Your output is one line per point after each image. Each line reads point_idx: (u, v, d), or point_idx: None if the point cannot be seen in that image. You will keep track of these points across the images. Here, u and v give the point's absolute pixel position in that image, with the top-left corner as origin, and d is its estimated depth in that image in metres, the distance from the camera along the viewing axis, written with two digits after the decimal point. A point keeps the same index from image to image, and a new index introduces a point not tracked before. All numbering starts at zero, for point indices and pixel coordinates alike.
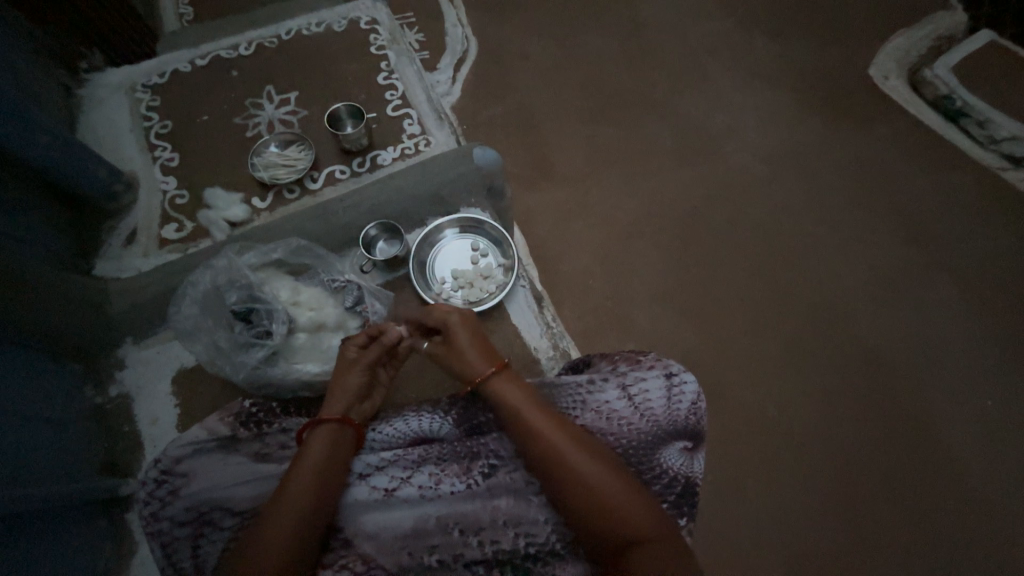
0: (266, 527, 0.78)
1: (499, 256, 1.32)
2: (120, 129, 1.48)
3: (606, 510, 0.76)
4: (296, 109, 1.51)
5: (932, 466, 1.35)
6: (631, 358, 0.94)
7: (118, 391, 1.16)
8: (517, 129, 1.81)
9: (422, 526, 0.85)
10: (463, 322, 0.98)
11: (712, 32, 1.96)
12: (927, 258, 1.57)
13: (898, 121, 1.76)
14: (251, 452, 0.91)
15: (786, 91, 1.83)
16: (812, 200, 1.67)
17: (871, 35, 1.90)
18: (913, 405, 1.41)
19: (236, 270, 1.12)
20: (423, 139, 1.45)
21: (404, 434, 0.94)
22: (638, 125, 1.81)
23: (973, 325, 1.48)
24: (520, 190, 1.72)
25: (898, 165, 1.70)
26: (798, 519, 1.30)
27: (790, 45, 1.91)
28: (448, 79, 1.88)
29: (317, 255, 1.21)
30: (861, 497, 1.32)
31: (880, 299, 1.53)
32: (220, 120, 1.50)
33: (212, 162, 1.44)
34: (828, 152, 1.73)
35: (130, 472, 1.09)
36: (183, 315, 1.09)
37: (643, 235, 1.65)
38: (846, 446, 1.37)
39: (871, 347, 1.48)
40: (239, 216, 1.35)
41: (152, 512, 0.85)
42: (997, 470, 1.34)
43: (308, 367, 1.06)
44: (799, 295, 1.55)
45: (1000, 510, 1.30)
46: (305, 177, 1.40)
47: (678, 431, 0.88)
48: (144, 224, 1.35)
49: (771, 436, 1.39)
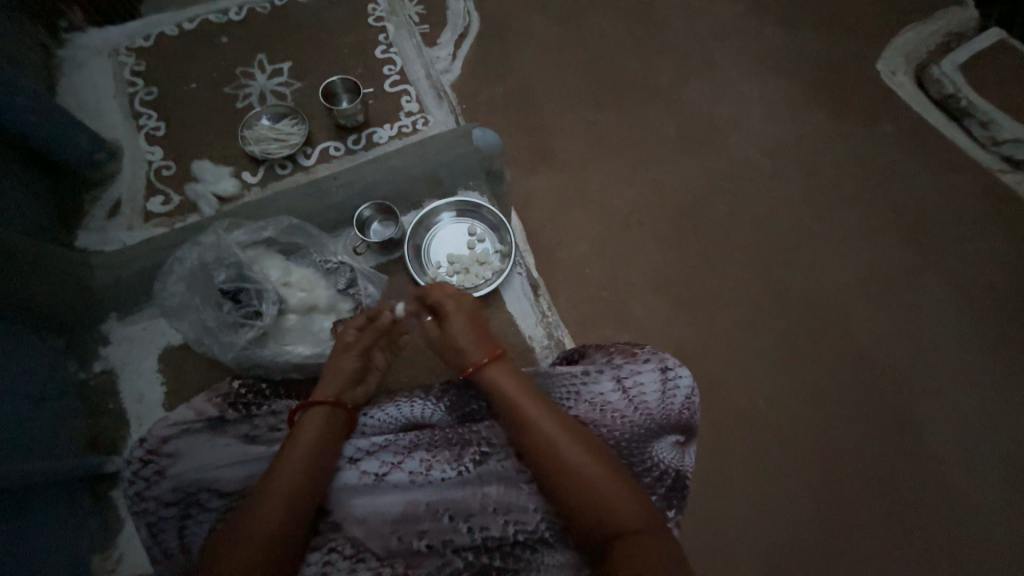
0: (254, 508, 0.77)
1: (495, 241, 1.29)
2: (103, 95, 1.41)
3: (597, 501, 0.76)
4: (289, 81, 1.45)
5: (911, 462, 1.38)
6: (626, 351, 0.94)
7: (102, 367, 1.14)
8: (517, 110, 1.77)
9: (412, 511, 0.85)
10: (458, 309, 0.97)
11: (721, 18, 1.91)
12: (921, 258, 1.58)
13: (903, 118, 1.75)
14: (239, 434, 0.90)
15: (793, 83, 1.80)
16: (812, 196, 1.66)
17: (882, 28, 1.87)
18: (897, 403, 1.44)
19: (224, 248, 1.08)
20: (421, 118, 1.40)
21: (396, 419, 0.94)
22: (642, 111, 1.77)
23: (961, 326, 1.50)
24: (519, 174, 1.69)
25: (899, 163, 1.69)
26: (779, 509, 1.34)
27: (799, 35, 1.87)
28: (448, 55, 1.82)
29: (309, 235, 1.18)
30: (841, 490, 1.36)
31: (872, 298, 1.54)
32: (209, 89, 1.43)
33: (201, 133, 1.38)
34: (831, 148, 1.72)
35: (114, 450, 1.08)
36: (169, 291, 1.07)
37: (642, 225, 1.63)
38: (829, 440, 1.40)
39: (860, 345, 1.50)
40: (228, 191, 1.31)
41: (138, 492, 0.85)
42: (973, 467, 1.38)
43: (298, 350, 1.05)
44: (794, 291, 1.55)
45: (973, 506, 1.34)
46: (298, 153, 1.35)
47: (670, 425, 0.89)
48: (129, 195, 1.31)
49: (758, 428, 1.41)
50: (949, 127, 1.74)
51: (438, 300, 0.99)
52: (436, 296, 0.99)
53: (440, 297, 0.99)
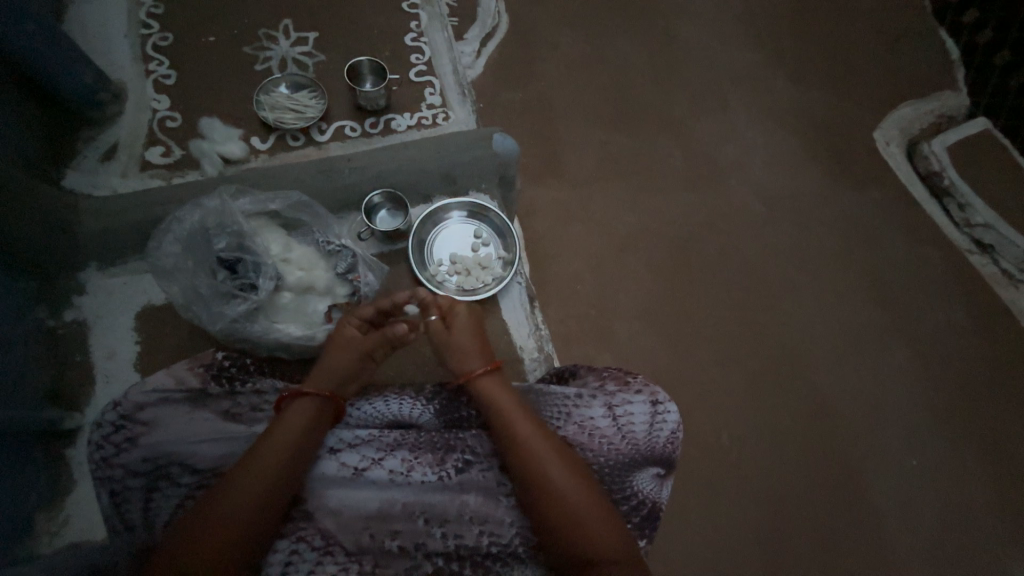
0: (227, 491, 0.76)
1: (500, 247, 1.28)
2: (114, 32, 1.35)
3: (576, 525, 0.78)
4: (313, 52, 1.41)
5: (854, 513, 1.46)
6: (620, 378, 0.97)
7: (74, 316, 1.08)
8: (533, 119, 1.78)
9: (388, 509, 0.85)
10: (469, 315, 0.99)
11: (740, 63, 1.97)
12: (890, 323, 1.67)
13: (892, 188, 1.85)
14: (219, 410, 0.89)
15: (798, 138, 1.88)
16: (801, 249, 1.73)
17: (887, 100, 1.96)
18: (851, 456, 1.51)
19: (228, 214, 1.05)
20: (442, 113, 1.39)
21: (382, 415, 0.93)
22: (653, 141, 1.81)
23: (916, 390, 1.60)
24: (526, 182, 1.70)
25: (883, 230, 1.78)
26: (728, 542, 1.40)
27: (810, 94, 1.95)
28: (473, 52, 1.81)
29: (315, 213, 1.14)
30: (788, 531, 1.42)
31: (842, 353, 1.62)
32: (228, 45, 1.38)
33: (213, 90, 1.33)
34: (825, 205, 1.80)
35: (77, 405, 1.03)
36: (163, 251, 1.03)
37: (638, 251, 1.67)
38: (784, 482, 1.47)
39: (825, 396, 1.57)
40: (235, 154, 1.26)
41: (105, 457, 0.83)
42: (910, 524, 1.47)
43: (290, 329, 1.03)
44: (772, 336, 1.62)
45: (904, 560, 1.43)
46: (312, 127, 1.32)
47: (653, 457, 0.92)
48: (128, 141, 1.25)
49: (721, 463, 1.47)
50: (931, 204, 1.84)
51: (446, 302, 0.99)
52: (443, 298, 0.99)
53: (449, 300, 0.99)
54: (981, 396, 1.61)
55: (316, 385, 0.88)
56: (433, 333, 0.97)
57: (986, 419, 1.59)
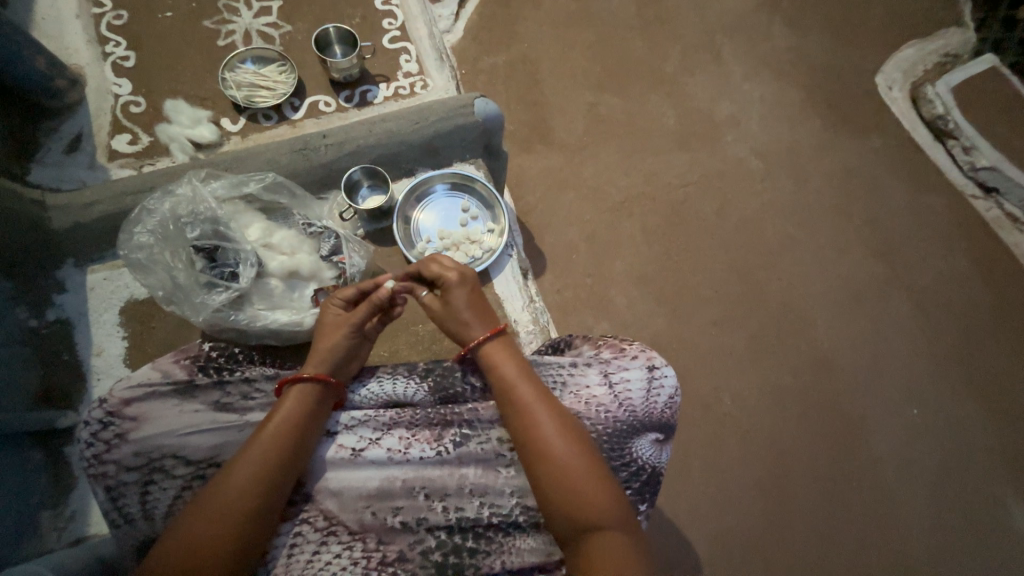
0: (229, 479, 0.76)
1: (488, 220, 1.22)
2: (65, 14, 1.28)
3: (572, 493, 0.78)
4: (278, 22, 1.33)
5: (855, 462, 1.48)
6: (615, 346, 0.94)
7: (57, 315, 1.06)
8: (517, 82, 1.70)
9: (388, 487, 0.85)
10: (460, 282, 0.94)
11: (734, 9, 1.86)
12: (891, 274, 1.64)
13: (894, 134, 1.77)
14: (209, 401, 0.88)
15: (795, 87, 1.79)
16: (799, 203, 1.68)
17: (889, 40, 1.86)
18: (851, 409, 1.52)
19: (200, 201, 1.02)
20: (420, 81, 1.31)
21: (378, 395, 0.92)
22: (644, 98, 1.73)
23: (917, 340, 1.59)
24: (515, 149, 1.65)
25: (885, 179, 1.73)
26: (730, 497, 1.42)
27: (808, 38, 1.84)
28: (451, 14, 1.73)
29: (293, 194, 1.11)
30: (789, 484, 1.45)
31: (843, 307, 1.60)
32: (187, 21, 1.30)
33: (176, 70, 1.26)
34: (823, 156, 1.73)
35: (71, 405, 1.02)
36: (134, 243, 0.99)
37: (632, 215, 1.62)
38: (784, 438, 1.48)
39: (826, 351, 1.56)
40: (205, 137, 1.21)
41: (96, 455, 0.83)
42: (908, 471, 1.48)
43: (277, 316, 1.00)
44: (771, 295, 1.59)
45: (903, 505, 1.46)
46: (285, 104, 1.26)
47: (652, 423, 0.90)
48: (92, 130, 1.20)
49: (721, 424, 1.47)
50: (933, 147, 1.77)
51: (437, 270, 0.95)
52: (434, 264, 0.95)
53: (439, 265, 0.95)
54: (981, 343, 1.59)
55: (315, 366, 0.87)
56: (429, 304, 0.95)
57: (985, 364, 1.58)
